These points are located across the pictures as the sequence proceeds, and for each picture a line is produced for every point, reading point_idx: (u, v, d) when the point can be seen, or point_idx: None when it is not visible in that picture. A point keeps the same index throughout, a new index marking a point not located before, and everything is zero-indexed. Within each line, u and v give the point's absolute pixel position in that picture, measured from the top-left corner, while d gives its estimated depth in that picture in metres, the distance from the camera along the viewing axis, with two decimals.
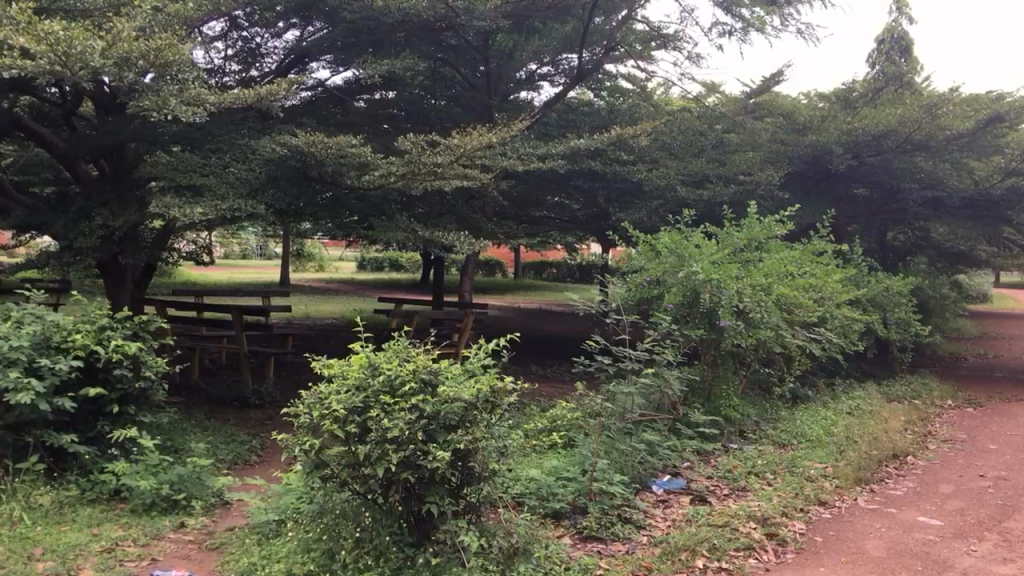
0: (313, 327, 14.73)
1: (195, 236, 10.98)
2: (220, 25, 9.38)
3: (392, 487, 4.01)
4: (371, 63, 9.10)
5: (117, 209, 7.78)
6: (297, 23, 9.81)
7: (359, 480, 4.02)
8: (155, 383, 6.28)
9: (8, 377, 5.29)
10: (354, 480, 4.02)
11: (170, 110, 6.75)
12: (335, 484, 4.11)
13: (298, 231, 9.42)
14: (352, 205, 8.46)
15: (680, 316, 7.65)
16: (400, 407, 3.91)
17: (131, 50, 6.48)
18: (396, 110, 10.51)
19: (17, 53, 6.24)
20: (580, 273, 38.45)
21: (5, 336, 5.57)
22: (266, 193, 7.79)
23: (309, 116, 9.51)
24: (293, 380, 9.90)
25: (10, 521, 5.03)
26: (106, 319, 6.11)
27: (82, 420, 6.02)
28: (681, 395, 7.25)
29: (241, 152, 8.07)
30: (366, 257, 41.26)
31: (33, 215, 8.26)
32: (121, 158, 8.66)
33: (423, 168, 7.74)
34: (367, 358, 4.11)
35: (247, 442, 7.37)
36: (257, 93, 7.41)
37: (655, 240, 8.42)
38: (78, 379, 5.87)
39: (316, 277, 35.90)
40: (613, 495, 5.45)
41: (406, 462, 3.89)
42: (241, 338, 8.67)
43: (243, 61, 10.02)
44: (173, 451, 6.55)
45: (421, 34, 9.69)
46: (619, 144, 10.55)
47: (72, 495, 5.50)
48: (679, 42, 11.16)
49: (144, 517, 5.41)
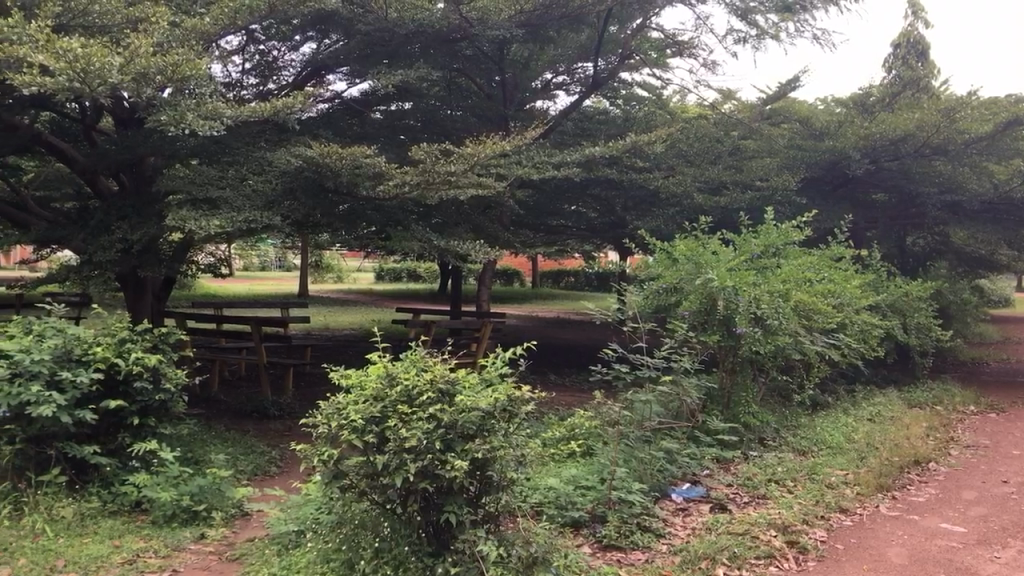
0: (332, 338, 14.70)
1: (214, 248, 11.03)
2: (237, 39, 9.41)
3: (410, 496, 4.02)
4: (385, 74, 9.14)
5: (137, 222, 7.86)
6: (314, 36, 9.81)
7: (377, 490, 4.05)
8: (175, 395, 6.34)
9: (29, 391, 5.36)
10: (372, 490, 4.05)
11: (187, 124, 6.83)
12: (354, 494, 4.14)
13: (315, 242, 9.46)
14: (368, 215, 8.47)
15: (696, 322, 7.61)
16: (417, 417, 3.91)
17: (148, 66, 6.56)
18: (412, 121, 10.54)
19: (37, 70, 6.32)
20: (597, 281, 38.37)
21: (25, 350, 5.61)
22: (283, 205, 7.84)
23: (325, 128, 9.57)
24: (313, 391, 9.91)
25: (33, 534, 5.10)
26: (126, 332, 6.17)
27: (103, 433, 6.09)
28: (699, 402, 7.23)
29: (258, 165, 8.13)
30: (385, 268, 41.40)
31: (54, 230, 8.36)
32: (140, 173, 8.75)
33: (437, 178, 7.77)
34: (385, 368, 4.13)
35: (267, 453, 7.41)
36: (273, 106, 7.49)
37: (671, 247, 8.41)
38: (99, 392, 5.94)
39: (334, 288, 35.97)
40: (632, 504, 5.43)
41: (424, 472, 3.90)
42: (259, 350, 8.67)
43: (260, 74, 9.99)
44: (192, 463, 6.60)
45: (436, 45, 9.73)
46: (633, 152, 10.52)
47: (94, 507, 5.55)
48: (694, 49, 11.17)
49: (165, 529, 5.45)
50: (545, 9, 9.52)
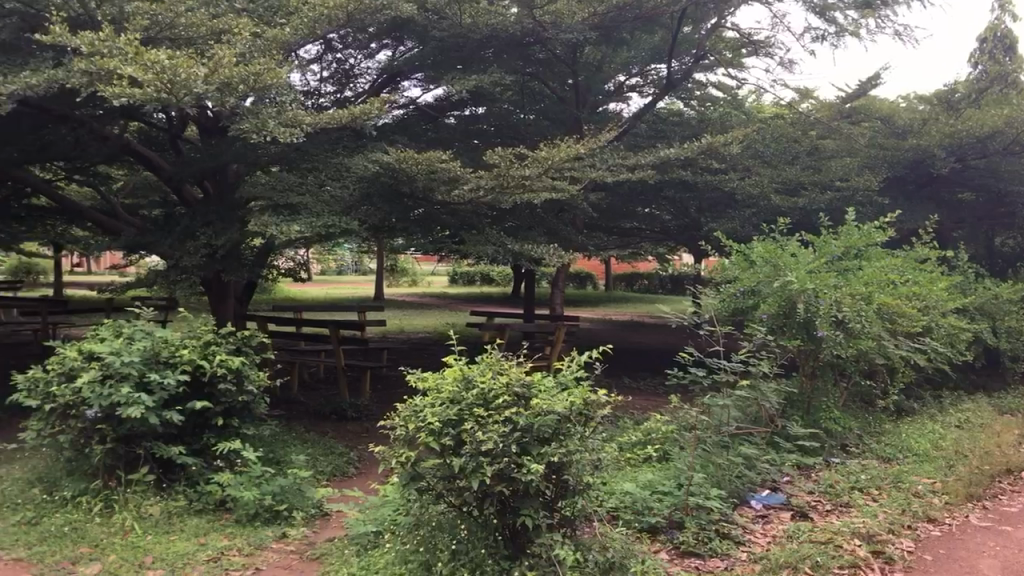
0: (409, 342, 14.86)
1: (294, 253, 11.25)
2: (315, 49, 9.58)
3: (486, 500, 4.00)
4: (460, 80, 9.21)
5: (221, 228, 8.07)
6: (389, 43, 9.95)
7: (454, 492, 4.07)
8: (257, 396, 6.49)
9: (119, 393, 5.56)
10: (449, 492, 4.07)
11: (268, 131, 7.00)
12: (431, 497, 4.17)
13: (390, 247, 9.57)
14: (443, 220, 8.55)
15: (775, 326, 7.48)
16: (494, 420, 3.92)
17: (231, 76, 6.76)
18: (486, 125, 10.56)
19: (126, 82, 6.54)
20: (671, 284, 37.92)
21: (116, 352, 5.81)
22: (361, 210, 7.96)
23: (400, 134, 9.68)
24: (389, 393, 10.02)
25: (123, 531, 5.28)
26: (210, 335, 6.34)
27: (189, 433, 6.26)
28: (779, 407, 7.08)
29: (336, 170, 8.26)
30: (460, 272, 41.69)
31: (142, 237, 8.64)
32: (223, 180, 8.97)
33: (512, 182, 7.78)
34: (462, 371, 4.15)
35: (345, 455, 7.52)
36: (350, 112, 7.61)
37: (748, 250, 8.27)
38: (185, 393, 6.12)
39: (409, 291, 36.38)
40: (711, 510, 5.33)
41: (500, 475, 3.91)
42: (337, 353, 8.81)
43: (338, 82, 10.22)
44: (274, 463, 6.74)
45: (510, 50, 9.75)
46: (710, 154, 10.36)
47: (181, 506, 5.72)
48: (771, 48, 10.97)
49: (248, 528, 5.58)
50: (619, 11, 9.46)
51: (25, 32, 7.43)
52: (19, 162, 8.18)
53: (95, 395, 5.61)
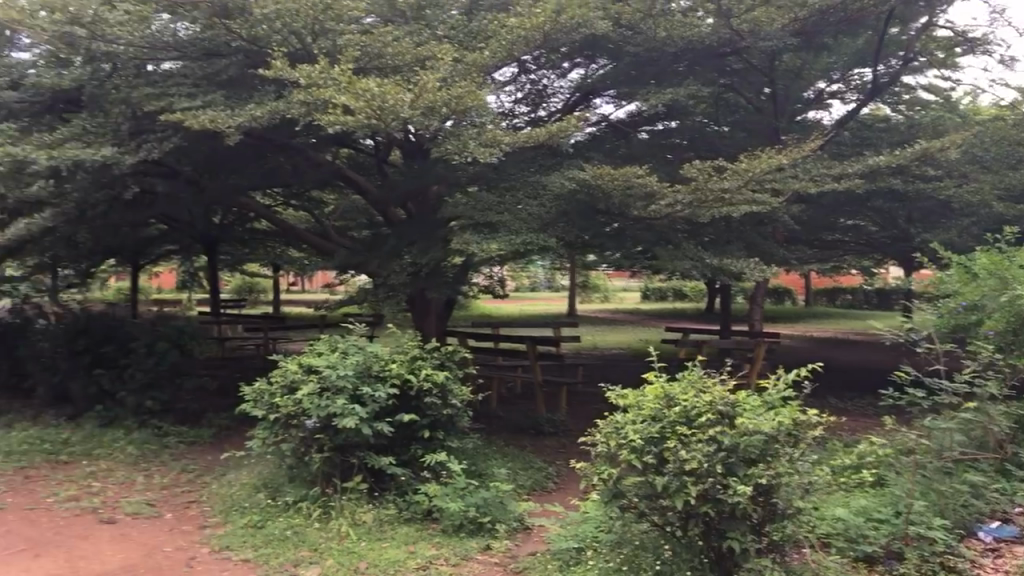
0: (602, 358, 14.87)
1: (491, 269, 11.56)
2: (510, 71, 9.76)
3: (689, 521, 3.96)
4: (654, 94, 9.17)
5: (424, 247, 8.40)
6: (582, 62, 9.98)
7: (656, 511, 4.03)
8: (461, 410, 6.67)
9: (335, 404, 5.91)
10: (651, 511, 4.04)
11: (469, 153, 7.39)
12: (633, 515, 4.17)
13: (584, 263, 9.61)
14: (638, 235, 8.47)
15: (1004, 344, 6.89)
16: (697, 439, 3.82)
17: (435, 100, 6.99)
18: (679, 140, 10.30)
19: (339, 110, 6.94)
20: (878, 299, 35.72)
21: (333, 365, 6.18)
22: (556, 227, 8.02)
23: (594, 150, 9.74)
24: (586, 409, 10.04)
25: (339, 536, 5.58)
26: (416, 350, 6.57)
27: (399, 444, 6.51)
28: (1009, 433, 6.51)
29: (533, 188, 8.32)
30: (647, 287, 41.35)
31: (351, 256, 9.11)
32: (424, 202, 9.20)
33: (710, 195, 7.66)
34: (663, 389, 4.04)
35: (543, 469, 7.58)
36: (547, 131, 7.74)
37: (971, 262, 7.68)
38: (394, 406, 6.39)
39: (598, 308, 36.42)
40: (935, 541, 4.94)
41: (705, 496, 3.82)
42: (534, 368, 8.92)
43: (532, 103, 10.35)
44: (477, 476, 6.87)
45: (705, 61, 9.58)
46: (924, 161, 9.71)
47: (391, 514, 5.96)
48: (989, 45, 10.21)
49: (454, 538, 5.71)
50: (821, 15, 9.11)
51: (250, 68, 7.80)
52: (243, 189, 8.85)
53: (314, 406, 5.98)
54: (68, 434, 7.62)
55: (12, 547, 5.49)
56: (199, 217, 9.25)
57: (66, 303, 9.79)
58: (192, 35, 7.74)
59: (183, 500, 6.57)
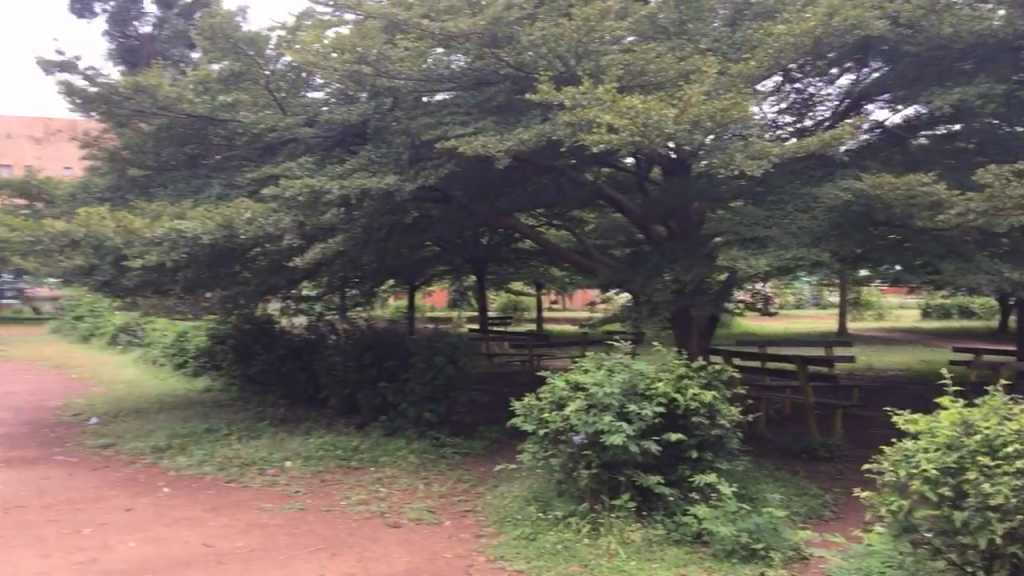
0: (878, 380, 13.89)
1: (756, 286, 11.19)
2: (774, 82, 9.49)
3: (996, 561, 3.76)
4: (940, 94, 8.48)
5: (688, 264, 8.27)
6: (852, 66, 9.51)
7: (955, 549, 3.84)
8: (731, 431, 6.42)
9: (603, 422, 5.95)
10: (949, 549, 3.86)
11: (736, 166, 7.17)
12: (928, 553, 3.98)
13: (855, 278, 9.06)
14: (922, 247, 7.77)
15: None
16: (1002, 471, 3.64)
17: (699, 113, 6.85)
18: (965, 145, 9.31)
19: (604, 129, 7.02)
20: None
21: (599, 383, 6.19)
22: (829, 242, 7.57)
23: (871, 159, 9.17)
24: (864, 434, 9.39)
25: (609, 554, 5.59)
26: (683, 368, 6.40)
27: (666, 464, 6.33)
28: None
29: (804, 201, 7.94)
30: (922, 305, 38.19)
31: (614, 274, 9.16)
32: (686, 218, 9.04)
33: (1008, 203, 6.77)
34: (960, 416, 3.89)
35: (819, 497, 7.17)
36: (819, 140, 7.39)
37: None
38: (661, 424, 6.26)
39: (868, 326, 34.10)
40: None
41: (1014, 535, 3.68)
42: (806, 389, 8.49)
43: (797, 112, 9.92)
44: (749, 500, 6.54)
45: (1000, 55, 8.71)
46: None
47: (659, 535, 5.87)
48: None
49: (725, 565, 5.45)
50: None
51: (516, 93, 8.11)
52: (509, 211, 9.16)
53: (582, 422, 6.05)
54: (357, 442, 8.25)
55: (313, 544, 6.01)
56: (469, 239, 9.71)
57: (353, 320, 10.66)
58: (465, 65, 8.08)
59: (460, 508, 6.87)
